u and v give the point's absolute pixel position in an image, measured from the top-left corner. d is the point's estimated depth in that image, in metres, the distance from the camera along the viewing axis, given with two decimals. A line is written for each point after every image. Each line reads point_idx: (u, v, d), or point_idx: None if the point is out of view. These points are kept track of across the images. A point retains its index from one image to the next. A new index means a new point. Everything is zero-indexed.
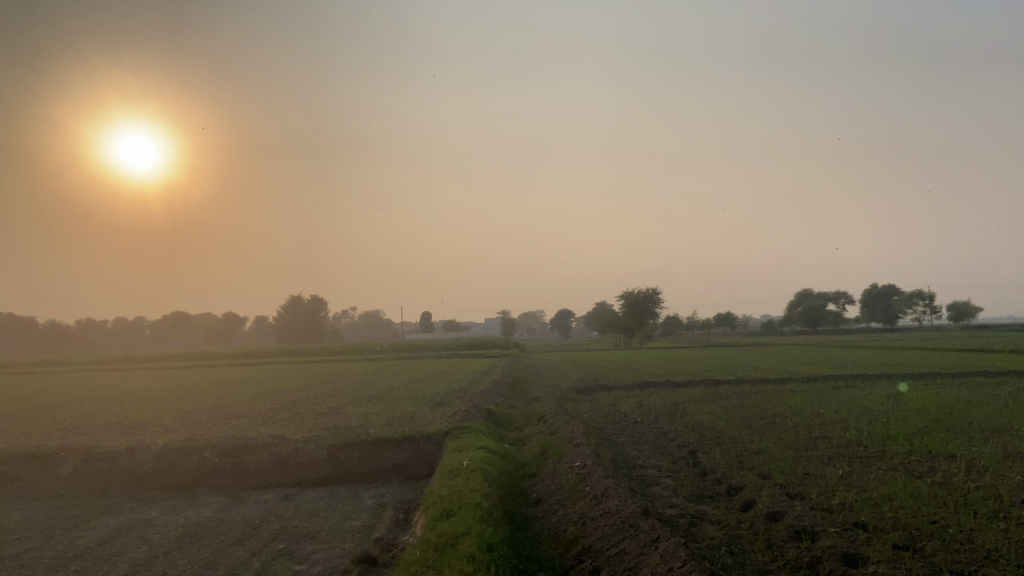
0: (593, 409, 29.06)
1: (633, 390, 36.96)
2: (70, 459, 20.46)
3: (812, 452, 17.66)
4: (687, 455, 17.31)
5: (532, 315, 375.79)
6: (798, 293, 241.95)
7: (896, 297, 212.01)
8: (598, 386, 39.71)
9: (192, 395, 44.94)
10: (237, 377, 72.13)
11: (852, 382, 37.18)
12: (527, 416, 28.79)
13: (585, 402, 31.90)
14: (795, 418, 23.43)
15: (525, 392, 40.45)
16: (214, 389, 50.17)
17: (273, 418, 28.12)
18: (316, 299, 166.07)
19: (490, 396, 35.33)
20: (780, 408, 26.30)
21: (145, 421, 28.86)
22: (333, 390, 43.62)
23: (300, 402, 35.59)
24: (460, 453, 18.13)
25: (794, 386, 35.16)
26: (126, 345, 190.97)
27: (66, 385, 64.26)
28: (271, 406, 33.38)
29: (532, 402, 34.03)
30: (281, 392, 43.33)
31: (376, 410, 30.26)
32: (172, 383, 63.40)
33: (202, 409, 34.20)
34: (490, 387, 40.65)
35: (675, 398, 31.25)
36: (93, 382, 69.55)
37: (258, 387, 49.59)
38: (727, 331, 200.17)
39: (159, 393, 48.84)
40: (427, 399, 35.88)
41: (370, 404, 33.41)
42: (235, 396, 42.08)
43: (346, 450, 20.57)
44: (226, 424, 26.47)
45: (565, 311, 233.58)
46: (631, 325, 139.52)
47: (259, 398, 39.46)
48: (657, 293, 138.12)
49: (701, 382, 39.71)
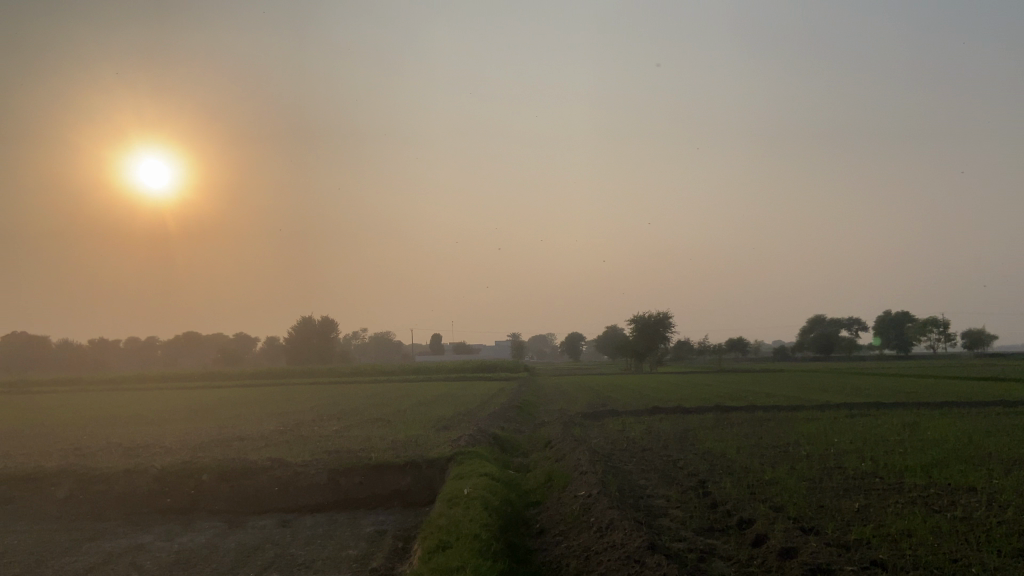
0: (601, 434, 28.48)
1: (642, 416, 36.32)
2: (67, 481, 20.19)
3: (826, 484, 17.04)
4: (696, 485, 16.76)
5: (543, 338, 374.49)
6: (811, 318, 239.95)
7: (910, 323, 209.69)
8: (606, 412, 39.14)
9: (198, 416, 44.70)
10: (245, 397, 71.97)
11: (867, 410, 36.34)
12: (533, 441, 28.31)
13: (593, 427, 31.29)
14: (809, 447, 22.77)
15: (532, 416, 39.97)
16: (221, 410, 49.87)
17: (275, 441, 27.76)
18: (327, 320, 166.30)
19: (497, 420, 34.85)
20: (793, 437, 25.65)
21: (147, 443, 28.56)
22: (339, 412, 43.24)
23: (304, 424, 35.25)
24: (462, 480, 17.64)
25: (807, 414, 34.39)
26: (137, 364, 191.69)
27: (75, 404, 64.32)
28: (275, 428, 33.01)
29: (539, 427, 33.49)
30: (286, 414, 43.00)
31: (380, 434, 29.83)
32: (180, 403, 63.23)
33: (206, 430, 33.89)
34: (496, 411, 40.12)
35: (684, 425, 30.66)
36: (102, 401, 69.53)
37: (265, 408, 49.28)
38: (738, 357, 198.49)
39: (165, 413, 48.62)
40: (433, 422, 35.42)
41: (376, 427, 32.96)
42: (241, 417, 41.78)
43: (347, 475, 20.13)
44: (229, 447, 26.20)
45: (575, 335, 232.52)
46: (641, 350, 138.58)
47: (264, 420, 39.12)
48: (668, 317, 137.26)
49: (712, 408, 39.03)
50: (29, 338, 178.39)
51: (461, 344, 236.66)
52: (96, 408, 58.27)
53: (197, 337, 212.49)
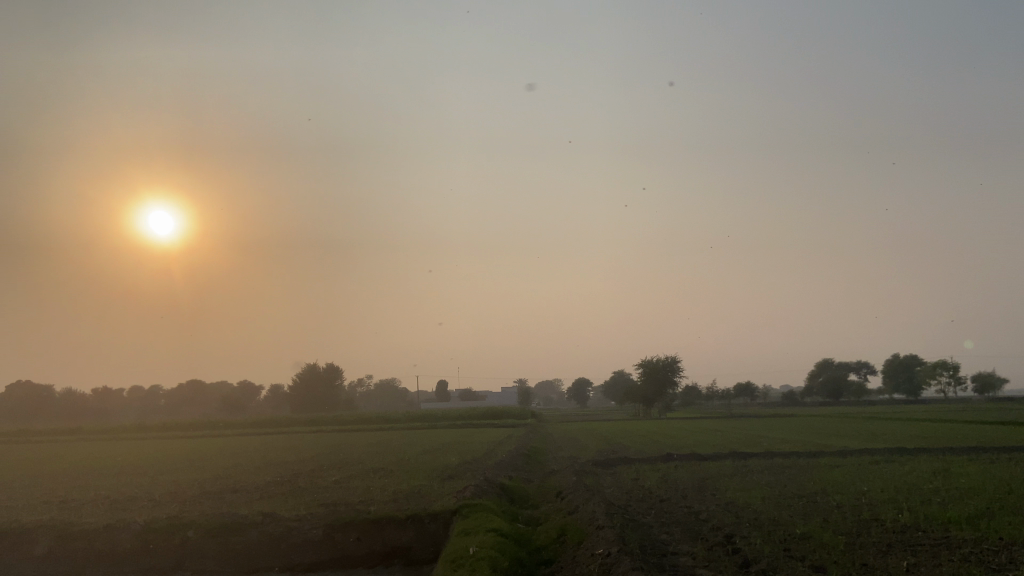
0: (614, 484, 27.02)
1: (657, 463, 34.69)
2: (45, 537, 18.89)
3: (866, 539, 15.59)
4: (724, 541, 15.32)
5: (549, 383, 370.63)
6: (820, 362, 237.03)
7: (919, 367, 206.54)
8: (618, 459, 37.57)
9: (196, 466, 43.25)
10: (247, 446, 70.33)
11: (892, 456, 34.67)
12: (545, 491, 26.86)
13: (605, 476, 29.78)
14: (839, 497, 21.28)
15: (541, 464, 38.46)
16: (220, 460, 48.35)
17: (271, 493, 26.37)
18: (332, 367, 164.71)
19: (504, 469, 33.38)
20: (818, 485, 24.14)
21: (137, 496, 27.19)
22: (342, 462, 41.79)
23: (302, 475, 33.86)
24: (467, 537, 16.20)
25: (829, 460, 32.79)
26: (140, 413, 189.58)
27: (73, 455, 62.77)
28: (272, 479, 31.62)
29: (549, 475, 31.97)
30: (286, 464, 41.54)
31: (381, 484, 28.43)
32: (181, 453, 61.71)
33: (202, 481, 32.49)
34: (504, 459, 38.62)
35: (701, 473, 29.13)
36: (100, 452, 67.87)
37: (266, 457, 47.81)
38: (747, 402, 195.41)
39: (163, 464, 47.14)
40: (437, 472, 33.98)
41: (377, 477, 31.51)
42: (240, 467, 40.31)
43: (344, 530, 18.73)
44: (222, 500, 24.90)
45: (582, 380, 229.75)
46: (649, 395, 136.37)
47: (262, 470, 37.67)
48: (676, 362, 135.35)
49: (728, 455, 37.42)
50: (32, 388, 176.75)
51: (466, 390, 233.98)
52: (94, 459, 56.74)
53: (201, 387, 210.50)
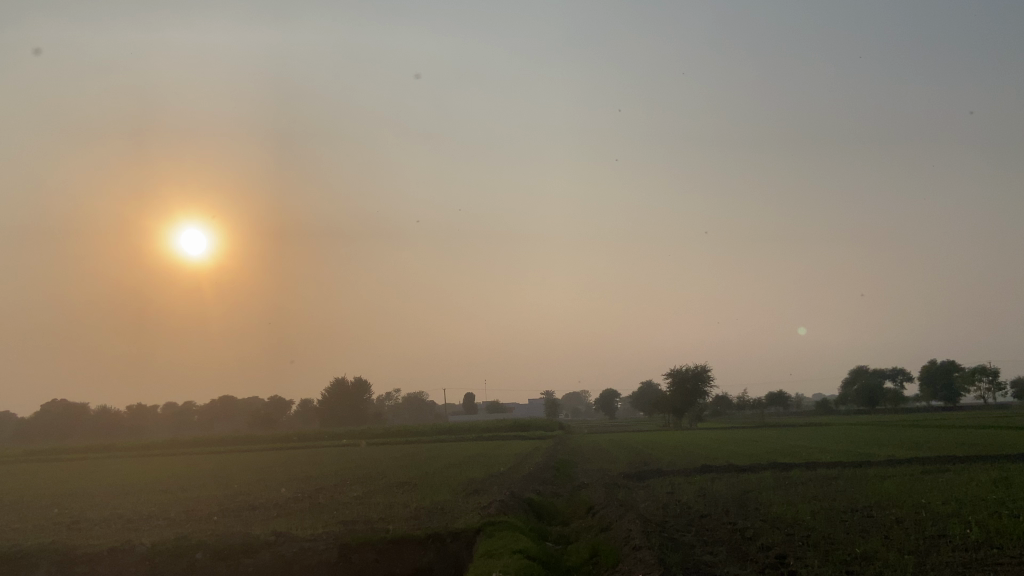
0: (648, 498, 25.48)
1: (691, 475, 33.03)
2: (46, 560, 17.97)
3: (936, 558, 13.98)
4: (775, 563, 13.80)
5: (577, 395, 367.16)
6: (853, 369, 231.36)
7: (957, 372, 200.54)
8: (651, 472, 35.90)
9: (219, 483, 42.48)
10: (273, 461, 69.65)
11: (944, 466, 32.56)
12: (575, 506, 25.44)
13: (638, 489, 28.21)
14: (897, 512, 19.55)
15: (570, 477, 36.96)
16: (244, 476, 47.60)
17: (289, 511, 25.35)
18: (360, 381, 164.41)
19: (532, 483, 32.01)
20: (871, 498, 22.41)
21: (151, 515, 26.28)
22: (365, 476, 40.71)
23: (323, 491, 32.79)
24: (492, 559, 14.84)
25: (876, 470, 30.92)
26: (172, 429, 190.95)
27: (102, 472, 62.63)
28: (291, 496, 30.57)
29: (579, 489, 30.44)
30: (308, 479, 40.60)
31: (403, 500, 27.26)
32: (207, 469, 61.21)
33: (220, 499, 31.61)
34: (531, 473, 37.21)
35: (741, 485, 27.46)
36: (127, 468, 67.63)
37: (290, 473, 46.92)
38: (780, 412, 191.27)
39: (187, 480, 46.48)
40: (462, 487, 32.73)
41: (399, 493, 30.31)
42: (261, 484, 39.43)
43: (360, 550, 17.49)
44: (238, 518, 23.95)
45: (610, 392, 226.86)
46: (680, 405, 133.81)
47: (284, 486, 36.75)
48: (706, 371, 132.61)
49: (767, 466, 35.68)
50: (67, 406, 179.09)
51: (494, 402, 232.45)
52: (121, 476, 56.36)
53: (232, 402, 211.87)
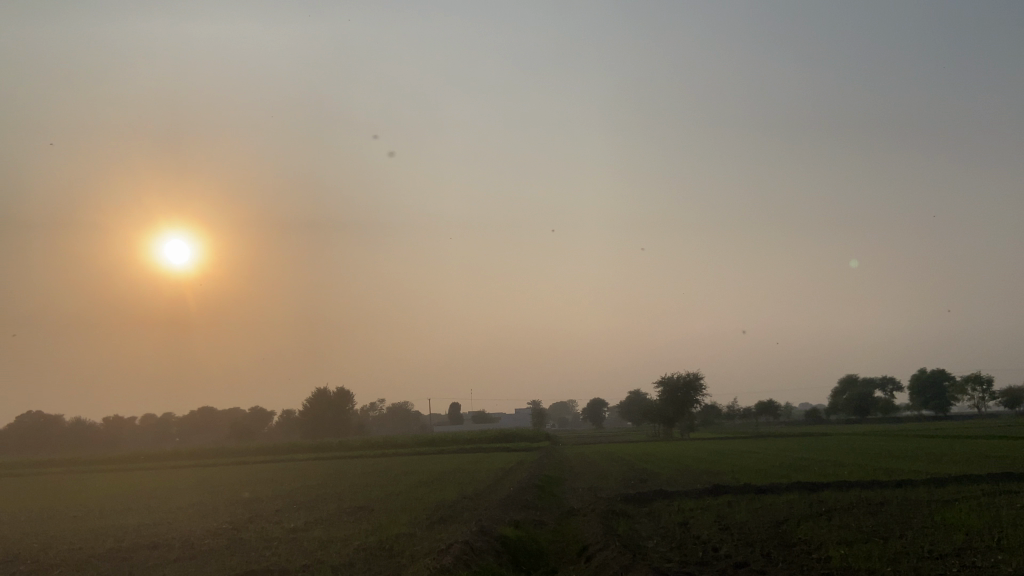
0: (654, 531, 20.33)
1: (702, 498, 27.70)
2: None
3: None
4: None
5: (565, 405, 360.98)
6: (843, 378, 227.17)
7: (947, 382, 196.05)
8: (655, 493, 30.45)
9: (156, 505, 36.98)
10: (236, 477, 63.70)
11: (996, 486, 27.59)
12: (565, 545, 20.03)
13: (641, 519, 22.89)
14: (1006, 557, 14.43)
15: (558, 500, 31.52)
16: (188, 496, 41.98)
17: (196, 553, 19.84)
18: (343, 391, 158.28)
19: (512, 509, 26.60)
20: (952, 534, 17.25)
21: (23, 557, 20.77)
22: (315, 499, 35.15)
23: (257, 520, 27.04)
24: None
25: (924, 492, 26.03)
26: (147, 440, 183.59)
27: (52, 488, 56.98)
28: (213, 528, 24.92)
29: (567, 517, 25.18)
30: (254, 502, 35.14)
31: (348, 536, 21.83)
32: (160, 486, 55.50)
33: (129, 530, 26.00)
34: (511, 493, 31.92)
35: (771, 515, 22.12)
36: (74, 485, 61.73)
37: (240, 493, 41.32)
38: (771, 421, 186.16)
39: (122, 501, 40.87)
40: (428, 512, 27.36)
41: (349, 524, 24.93)
42: (195, 508, 33.87)
43: None
44: (123, 566, 18.38)
45: (598, 402, 221.11)
46: (671, 415, 128.32)
47: (216, 512, 31.24)
48: (698, 379, 127.44)
49: (794, 485, 30.54)
50: (39, 417, 171.85)
51: (480, 413, 226.66)
52: (64, 493, 50.67)
53: (214, 413, 205.21)
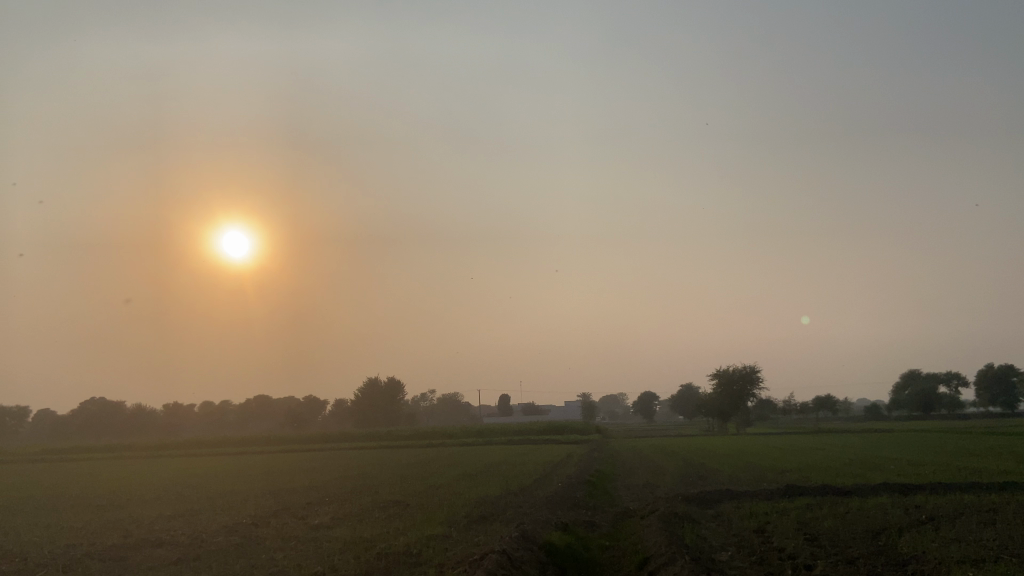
0: (724, 542, 17.27)
1: (775, 501, 24.38)
2: None
3: None
4: None
5: (615, 398, 356.44)
6: (906, 373, 216.88)
7: (1017, 378, 184.34)
8: (719, 492, 27.33)
9: (188, 496, 35.58)
10: (281, 465, 62.59)
11: None
12: (620, 555, 17.11)
13: (709, 525, 19.79)
14: None
15: (611, 498, 28.76)
16: (225, 486, 40.55)
17: (201, 555, 17.63)
18: (393, 381, 157.83)
19: (559, 508, 23.86)
20: None
21: (22, 553, 19.01)
22: (348, 492, 33.00)
23: (281, 516, 24.92)
24: None
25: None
26: (204, 427, 186.87)
27: (102, 475, 56.75)
28: (230, 526, 22.82)
29: (622, 519, 22.29)
30: (286, 494, 33.32)
31: (375, 537, 19.46)
32: (205, 474, 54.58)
33: (144, 527, 24.16)
34: (559, 490, 29.10)
35: (864, 524, 18.79)
36: (123, 470, 61.46)
37: (276, 483, 39.64)
38: (829, 416, 178.44)
39: (158, 490, 39.61)
40: (466, 510, 24.83)
41: (377, 522, 22.61)
42: (225, 499, 32.17)
43: None
44: (114, 568, 16.28)
45: (649, 395, 216.07)
46: (726, 409, 123.68)
47: (243, 505, 29.42)
48: (756, 372, 122.22)
49: (879, 487, 26.99)
50: (103, 403, 176.42)
51: (529, 404, 224.19)
52: (110, 479, 49.99)
53: (268, 402, 208.04)
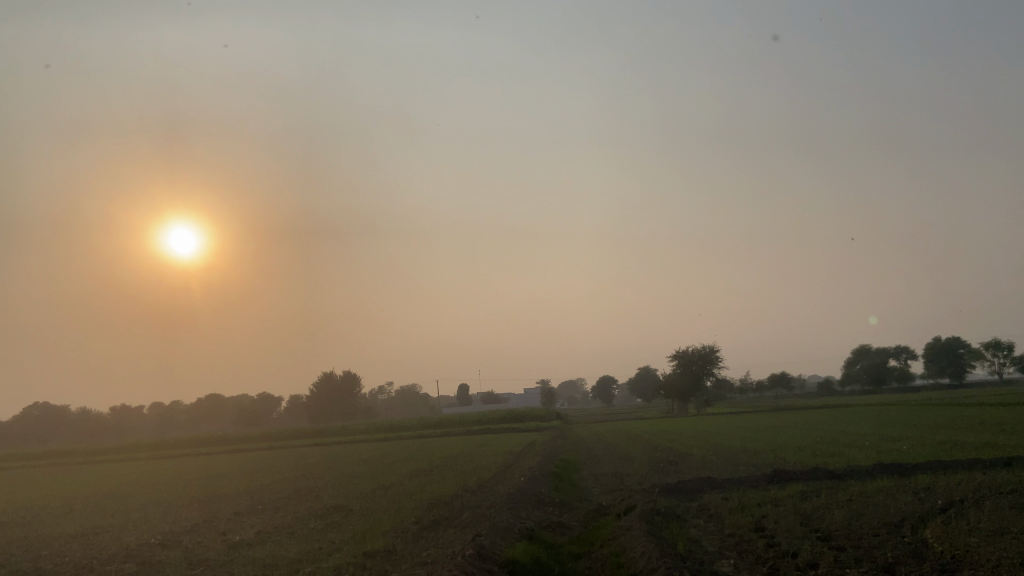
0: (723, 547, 14.30)
1: (763, 488, 21.70)
2: None
3: None
4: None
5: (574, 384, 356.81)
6: (856, 348, 220.79)
7: (962, 350, 188.58)
8: (701, 481, 24.62)
9: (105, 508, 31.66)
10: (225, 467, 58.51)
11: None
12: (600, 567, 14.09)
13: (700, 524, 16.86)
14: None
15: (580, 492, 25.79)
16: (154, 493, 36.59)
17: None
18: (349, 374, 153.08)
19: (522, 507, 20.76)
20: None
21: None
22: (284, 497, 29.37)
23: (196, 532, 21.30)
24: None
25: None
26: (152, 428, 179.22)
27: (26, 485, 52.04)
28: (136, 549, 19.25)
29: (593, 520, 19.30)
30: (216, 502, 29.63)
31: (301, 557, 16.03)
32: (140, 479, 50.29)
33: (29, 554, 20.35)
34: (523, 484, 26.05)
35: (878, 514, 16.09)
36: (50, 480, 56.53)
37: (211, 489, 35.80)
38: (784, 392, 179.99)
39: (77, 502, 35.48)
40: (413, 514, 21.52)
41: (309, 534, 19.29)
42: (145, 511, 28.39)
43: None
44: None
45: (607, 379, 215.56)
46: (686, 389, 122.62)
47: (159, 518, 25.71)
48: (715, 352, 121.48)
49: (873, 468, 24.59)
50: (43, 409, 167.46)
51: (489, 393, 221.60)
52: (33, 490, 45.42)
53: (220, 401, 200.62)
